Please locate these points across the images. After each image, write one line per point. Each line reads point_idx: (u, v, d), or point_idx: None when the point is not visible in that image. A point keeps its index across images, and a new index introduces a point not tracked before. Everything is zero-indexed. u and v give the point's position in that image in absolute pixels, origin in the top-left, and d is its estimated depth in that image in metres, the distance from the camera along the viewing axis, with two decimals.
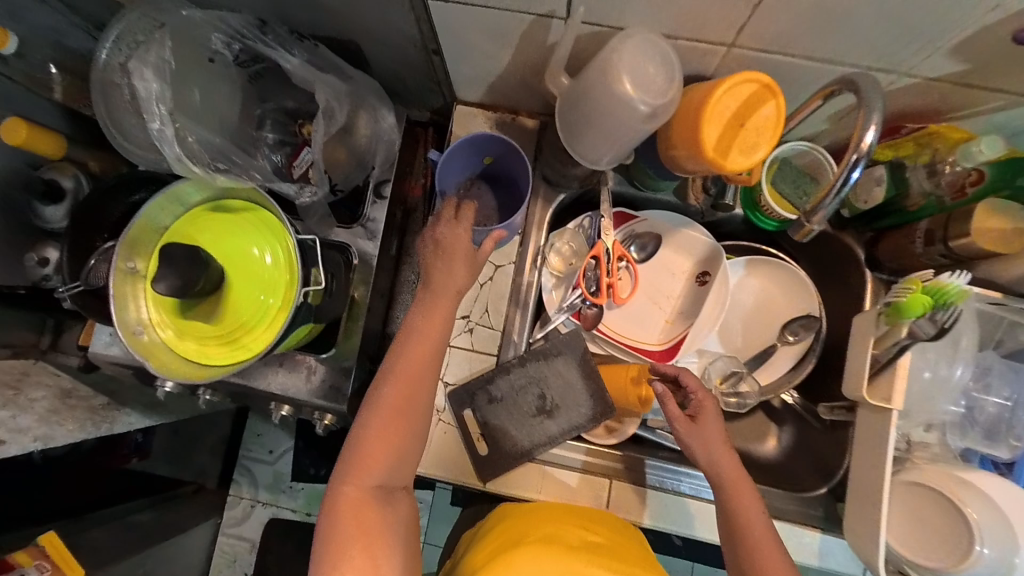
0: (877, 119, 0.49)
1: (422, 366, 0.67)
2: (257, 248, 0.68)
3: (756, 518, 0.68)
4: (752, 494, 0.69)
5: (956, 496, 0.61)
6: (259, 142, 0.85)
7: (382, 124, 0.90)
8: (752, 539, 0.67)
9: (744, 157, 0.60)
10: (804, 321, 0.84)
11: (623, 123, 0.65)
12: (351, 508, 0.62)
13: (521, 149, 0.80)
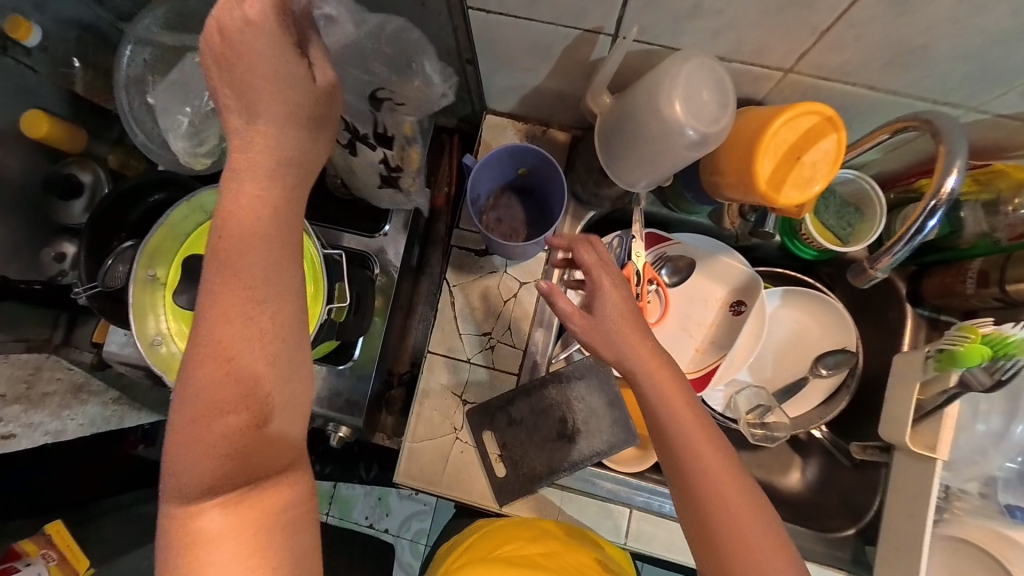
0: (960, 165, 0.51)
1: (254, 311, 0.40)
2: None
3: (709, 460, 0.55)
4: (700, 428, 0.56)
5: (1002, 557, 0.58)
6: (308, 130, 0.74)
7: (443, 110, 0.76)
8: (707, 490, 0.54)
9: (799, 191, 0.57)
10: (840, 355, 0.81)
11: (667, 149, 0.61)
12: (189, 539, 0.39)
13: (558, 163, 0.78)
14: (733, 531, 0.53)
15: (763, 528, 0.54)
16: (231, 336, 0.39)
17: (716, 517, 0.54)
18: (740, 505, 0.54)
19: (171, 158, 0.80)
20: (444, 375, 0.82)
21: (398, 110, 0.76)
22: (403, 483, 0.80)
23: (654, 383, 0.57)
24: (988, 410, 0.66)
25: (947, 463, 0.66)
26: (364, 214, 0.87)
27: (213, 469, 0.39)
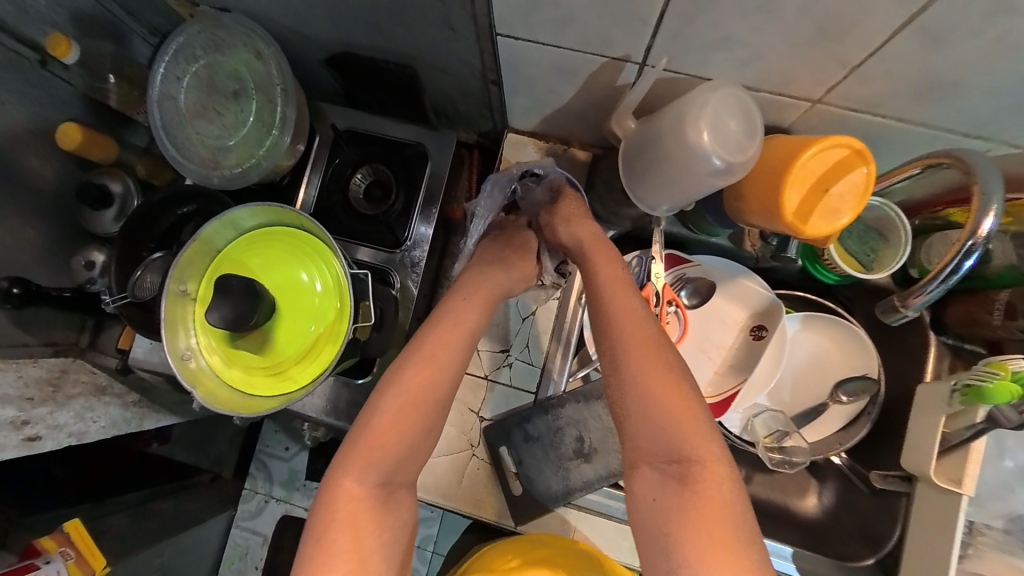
0: (998, 208, 0.51)
1: (435, 381, 0.64)
2: (306, 274, 0.66)
3: (642, 347, 0.62)
4: (646, 325, 0.63)
5: None
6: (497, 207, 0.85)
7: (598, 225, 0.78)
8: (638, 372, 0.61)
9: (826, 222, 0.57)
10: (860, 382, 0.80)
11: (692, 175, 0.62)
12: (334, 512, 0.60)
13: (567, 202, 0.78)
14: (657, 407, 0.59)
15: (685, 411, 0.59)
16: (427, 392, 0.64)
17: (641, 393, 0.60)
18: (669, 390, 0.60)
19: (202, 172, 0.81)
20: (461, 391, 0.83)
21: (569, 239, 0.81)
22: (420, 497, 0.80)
23: (608, 286, 0.66)
24: (1016, 446, 0.64)
25: (972, 499, 0.65)
26: (384, 227, 0.88)
27: (381, 457, 0.62)
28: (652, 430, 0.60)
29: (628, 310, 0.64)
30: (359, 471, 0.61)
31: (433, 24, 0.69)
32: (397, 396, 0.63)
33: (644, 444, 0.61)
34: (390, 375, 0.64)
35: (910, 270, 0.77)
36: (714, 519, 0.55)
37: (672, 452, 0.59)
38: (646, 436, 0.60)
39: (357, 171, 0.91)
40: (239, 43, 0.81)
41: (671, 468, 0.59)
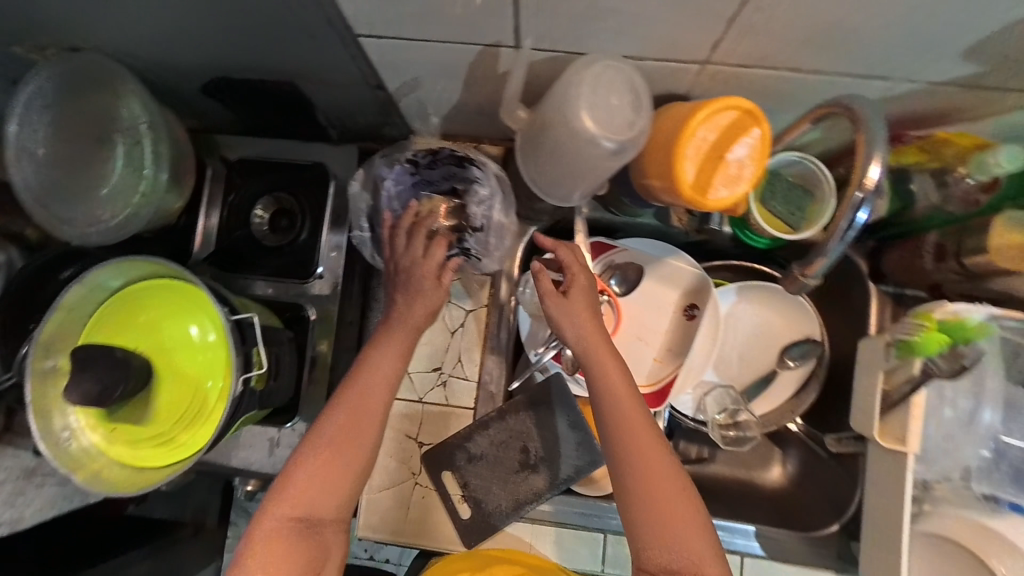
0: (881, 155, 0.50)
1: (357, 443, 0.60)
2: (185, 327, 0.59)
3: (652, 471, 0.60)
4: (657, 447, 0.61)
5: (978, 549, 0.54)
6: (395, 169, 0.77)
7: (480, 192, 0.75)
8: (644, 503, 0.59)
9: (728, 191, 0.53)
10: (805, 345, 0.77)
11: (587, 160, 0.58)
12: (261, 550, 0.56)
13: (472, 159, 0.75)
14: (664, 531, 0.58)
15: (692, 535, 0.58)
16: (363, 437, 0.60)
17: (648, 516, 0.59)
18: (675, 513, 0.59)
19: (80, 232, 0.74)
20: (398, 418, 0.78)
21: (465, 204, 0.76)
22: (368, 536, 0.76)
23: (622, 405, 0.61)
24: (957, 395, 0.60)
25: (919, 457, 0.61)
26: (293, 259, 0.82)
27: (311, 496, 0.58)
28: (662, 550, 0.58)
29: (635, 433, 0.61)
30: (282, 505, 0.58)
31: (292, 32, 0.62)
32: (321, 445, 0.59)
33: (650, 558, 0.59)
34: (322, 421, 0.61)
35: None
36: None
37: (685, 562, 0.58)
38: (655, 554, 0.59)
39: (257, 205, 0.84)
40: (99, 83, 0.74)
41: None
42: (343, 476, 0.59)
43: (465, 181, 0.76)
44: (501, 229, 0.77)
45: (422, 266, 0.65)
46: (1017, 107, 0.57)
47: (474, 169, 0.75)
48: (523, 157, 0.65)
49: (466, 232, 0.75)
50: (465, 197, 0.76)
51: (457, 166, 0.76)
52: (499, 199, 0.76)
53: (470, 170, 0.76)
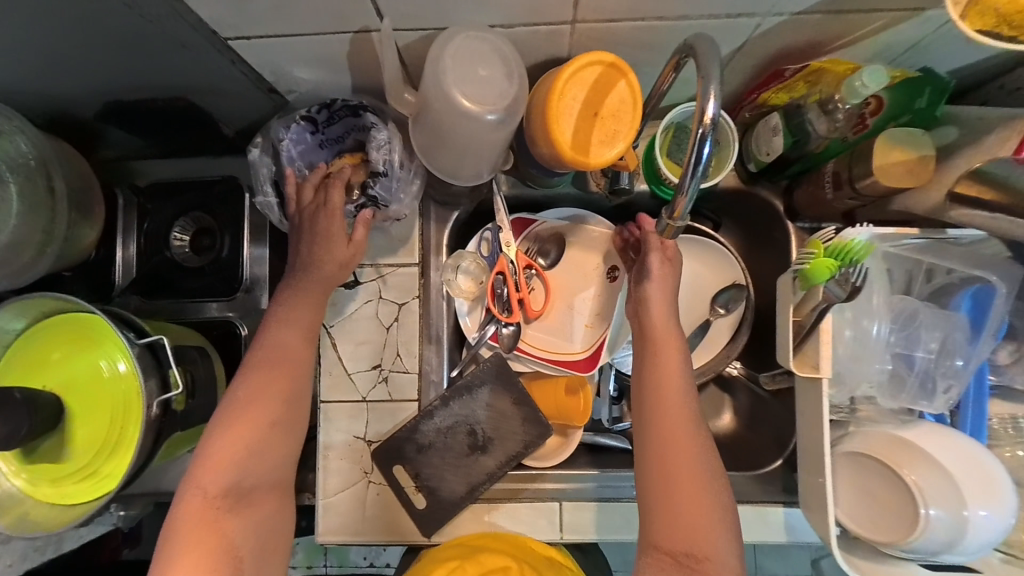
0: (716, 89, 0.45)
1: (275, 403, 0.59)
2: (89, 359, 0.57)
3: (681, 455, 0.58)
4: (689, 438, 0.59)
5: (893, 460, 0.56)
6: (287, 126, 0.67)
7: (379, 137, 0.66)
8: (666, 484, 0.58)
9: (606, 148, 0.53)
10: (731, 292, 0.79)
11: (472, 135, 0.57)
12: (186, 528, 0.54)
13: (369, 109, 0.67)
14: (682, 514, 0.57)
15: (709, 524, 0.56)
16: (280, 395, 0.59)
17: (668, 500, 0.57)
18: (693, 498, 0.57)
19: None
20: (344, 421, 0.78)
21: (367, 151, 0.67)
22: (329, 541, 0.76)
23: (669, 382, 0.61)
24: (865, 315, 0.60)
25: (833, 380, 0.61)
26: (217, 277, 0.80)
27: (233, 464, 0.56)
28: (676, 534, 0.56)
29: (667, 424, 0.60)
30: (199, 478, 0.55)
31: (163, 44, 0.60)
32: (239, 406, 0.58)
33: (662, 539, 0.56)
34: (234, 385, 0.58)
35: (750, 165, 0.75)
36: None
37: (695, 549, 0.55)
38: (667, 538, 0.56)
39: (174, 227, 0.81)
40: None
41: (687, 565, 0.55)
42: (268, 438, 0.58)
43: (364, 131, 0.68)
44: (407, 173, 0.68)
45: (327, 215, 0.62)
46: (884, 27, 0.58)
47: (371, 116, 0.67)
48: (416, 129, 0.63)
49: (369, 180, 0.67)
50: (366, 146, 0.67)
51: (354, 117, 0.67)
52: (398, 140, 0.67)
53: (367, 118, 0.67)
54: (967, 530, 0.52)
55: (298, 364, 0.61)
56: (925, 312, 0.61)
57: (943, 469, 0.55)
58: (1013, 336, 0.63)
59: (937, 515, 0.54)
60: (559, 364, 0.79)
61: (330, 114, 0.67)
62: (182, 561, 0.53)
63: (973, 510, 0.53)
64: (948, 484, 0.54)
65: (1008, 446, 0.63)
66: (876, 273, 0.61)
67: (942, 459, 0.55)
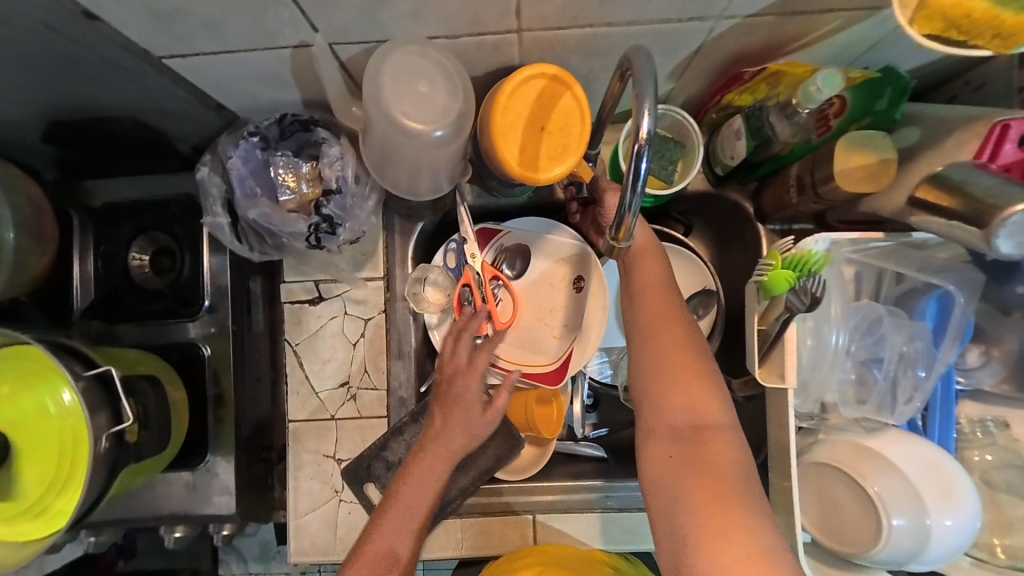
0: (649, 103, 0.43)
1: (445, 466, 0.65)
2: (31, 397, 0.55)
3: (670, 333, 0.60)
4: (674, 309, 0.61)
5: (856, 472, 0.56)
6: (237, 143, 0.65)
7: (331, 152, 0.65)
8: (656, 358, 0.59)
9: (554, 163, 0.51)
10: (699, 297, 0.78)
11: (421, 151, 0.56)
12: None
13: (319, 124, 0.65)
14: (675, 385, 0.57)
15: (703, 389, 0.57)
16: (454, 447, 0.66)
17: (659, 373, 0.58)
18: (686, 368, 0.58)
19: None
20: (313, 440, 0.77)
21: (319, 167, 0.65)
22: (301, 561, 0.76)
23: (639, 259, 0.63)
24: (823, 323, 0.60)
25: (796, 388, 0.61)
26: (177, 298, 0.78)
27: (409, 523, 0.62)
28: (676, 408, 0.57)
29: (651, 307, 0.61)
30: (382, 533, 0.62)
31: (97, 67, 0.58)
32: (431, 456, 0.65)
33: (662, 416, 0.57)
34: (423, 436, 0.67)
35: (716, 168, 0.73)
36: (715, 487, 0.52)
37: (695, 421, 0.56)
38: (670, 416, 0.57)
39: (132, 248, 0.78)
40: None
41: (692, 435, 0.56)
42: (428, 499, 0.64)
43: (316, 146, 0.66)
44: (362, 188, 0.66)
45: (463, 381, 0.68)
46: (841, 27, 0.56)
47: (322, 131, 0.65)
48: (365, 148, 0.61)
49: (322, 199, 0.65)
50: (318, 163, 0.66)
51: (305, 131, 0.66)
52: (350, 155, 0.64)
53: (317, 132, 0.65)
54: (932, 540, 0.52)
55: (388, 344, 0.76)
56: (888, 319, 0.60)
57: (903, 475, 0.55)
58: (980, 337, 0.63)
59: (900, 524, 0.53)
60: (529, 376, 0.77)
61: (280, 128, 0.65)
62: None
63: (938, 520, 0.52)
64: (907, 490, 0.54)
65: (978, 448, 0.63)
66: (834, 278, 0.61)
67: (902, 465, 0.55)
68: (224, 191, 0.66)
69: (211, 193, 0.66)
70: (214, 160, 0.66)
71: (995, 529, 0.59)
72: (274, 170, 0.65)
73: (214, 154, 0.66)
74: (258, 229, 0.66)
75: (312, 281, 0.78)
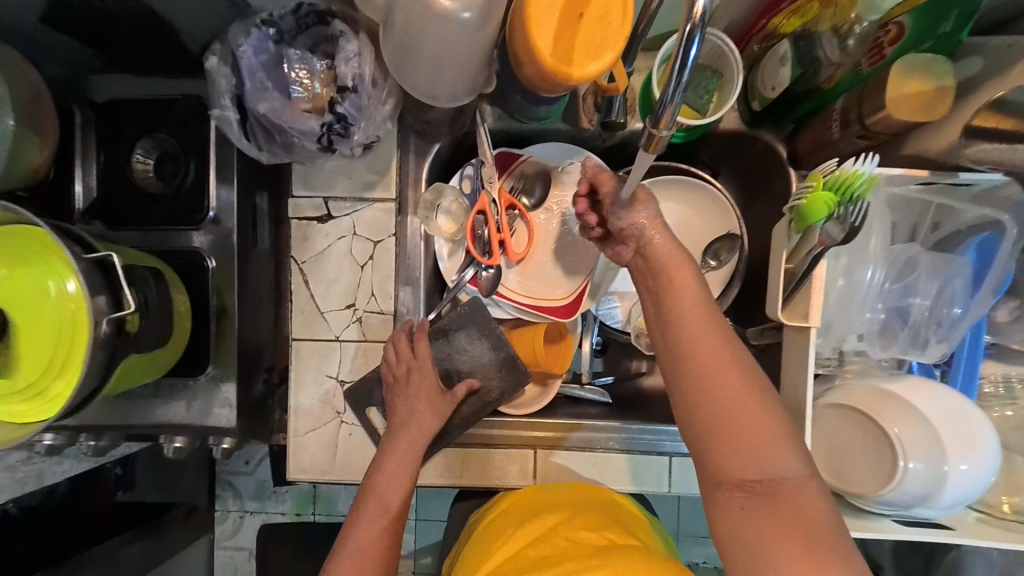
0: None
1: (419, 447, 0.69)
2: (31, 276, 0.54)
3: (725, 375, 0.50)
4: (722, 338, 0.51)
5: (877, 414, 0.54)
6: (248, 31, 0.61)
7: (348, 48, 0.61)
8: (718, 407, 0.49)
9: (589, 59, 0.48)
10: (722, 241, 0.75)
11: (450, 42, 0.53)
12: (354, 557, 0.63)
13: (337, 17, 0.62)
14: (742, 438, 0.48)
15: (771, 437, 0.48)
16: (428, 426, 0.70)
17: (725, 426, 0.49)
18: (751, 414, 0.49)
19: None
20: (315, 360, 0.75)
21: (334, 65, 0.62)
22: (299, 479, 0.76)
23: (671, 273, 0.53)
24: (857, 262, 0.57)
25: (822, 329, 0.58)
26: (181, 206, 0.75)
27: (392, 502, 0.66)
28: (743, 465, 0.48)
29: (702, 338, 0.50)
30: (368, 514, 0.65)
31: None
32: (400, 433, 0.69)
33: (730, 473, 0.49)
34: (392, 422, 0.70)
35: (752, 104, 0.70)
36: (807, 537, 0.46)
37: (767, 476, 0.48)
38: (736, 473, 0.49)
39: (135, 149, 0.76)
40: None
41: (765, 493, 0.48)
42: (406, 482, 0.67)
43: (332, 41, 0.63)
44: (379, 91, 0.62)
45: (421, 368, 0.71)
46: None
47: (338, 23, 0.62)
48: (385, 44, 0.58)
49: (337, 97, 0.62)
50: (334, 58, 0.62)
51: (321, 24, 0.62)
52: (367, 52, 0.61)
53: (334, 26, 0.62)
54: (946, 484, 0.51)
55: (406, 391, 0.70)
56: (924, 262, 0.57)
57: (923, 420, 0.52)
58: (1014, 292, 0.59)
59: (916, 468, 0.51)
60: (540, 309, 0.75)
61: (298, 17, 0.62)
62: None
63: (955, 466, 0.51)
64: (927, 436, 0.52)
65: (998, 405, 0.61)
66: (873, 215, 0.57)
67: (924, 411, 0.53)
68: (234, 85, 0.63)
69: (219, 87, 0.63)
70: (223, 50, 0.62)
71: (1005, 487, 0.58)
72: (289, 65, 0.62)
73: (223, 44, 0.63)
74: (266, 126, 0.63)
75: (321, 197, 0.75)
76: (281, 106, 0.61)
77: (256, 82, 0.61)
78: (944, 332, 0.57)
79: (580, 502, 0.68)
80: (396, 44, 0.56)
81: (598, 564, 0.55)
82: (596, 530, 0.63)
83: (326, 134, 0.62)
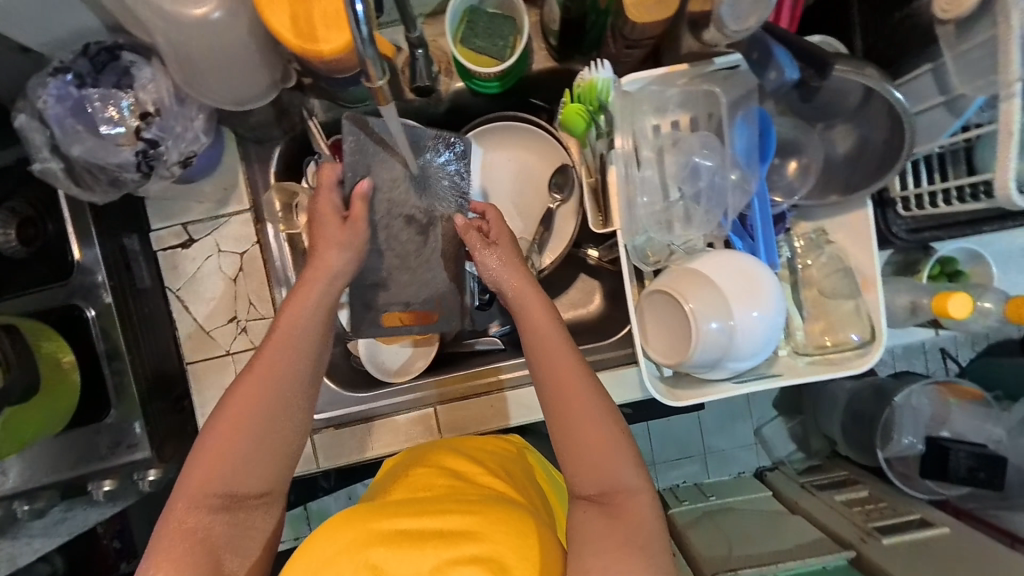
0: None
1: (306, 322, 0.57)
2: None
3: (579, 411, 0.58)
4: (580, 379, 0.59)
5: (677, 293, 0.58)
6: (42, 81, 0.64)
7: (142, 74, 0.65)
8: (570, 435, 0.58)
9: (328, 31, 0.53)
10: (560, 175, 0.81)
11: (228, 43, 0.58)
12: (208, 456, 0.53)
13: (125, 49, 0.65)
14: (589, 456, 0.58)
15: (611, 457, 0.57)
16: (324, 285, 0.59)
17: (574, 449, 0.58)
18: (597, 442, 0.58)
19: None
20: (217, 376, 0.79)
21: (132, 91, 0.65)
22: None
23: (534, 326, 0.62)
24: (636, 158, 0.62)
25: (627, 228, 0.62)
26: (49, 263, 0.77)
27: (277, 388, 0.55)
28: (587, 478, 0.58)
29: (557, 378, 0.59)
30: (235, 405, 0.54)
31: None
32: (294, 302, 0.58)
33: (579, 487, 0.58)
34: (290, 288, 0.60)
35: (551, 40, 0.74)
36: (627, 544, 0.54)
37: (607, 487, 0.57)
38: (580, 484, 0.58)
39: None
40: None
41: (602, 502, 0.57)
42: (292, 356, 0.56)
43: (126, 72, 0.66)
44: (187, 109, 0.66)
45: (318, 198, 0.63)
46: None
47: (127, 54, 0.65)
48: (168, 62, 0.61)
49: (144, 122, 0.65)
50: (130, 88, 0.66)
51: (111, 58, 0.65)
52: (161, 73, 0.65)
53: (123, 57, 0.65)
54: (736, 332, 0.57)
55: (325, 276, 0.59)
56: (694, 143, 0.62)
57: (715, 289, 0.57)
58: (791, 150, 0.64)
59: (717, 327, 0.56)
60: None
61: (86, 56, 0.65)
62: (191, 483, 0.52)
63: (745, 313, 0.57)
64: (720, 300, 0.57)
65: (802, 256, 0.67)
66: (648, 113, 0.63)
67: (718, 283, 0.57)
68: (49, 134, 0.66)
69: (35, 141, 0.66)
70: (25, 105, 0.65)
71: (824, 329, 0.64)
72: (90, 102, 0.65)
73: (24, 100, 0.65)
74: (89, 167, 0.66)
75: (179, 224, 0.78)
76: (96, 142, 0.64)
77: (67, 126, 0.64)
78: (719, 199, 0.62)
79: (460, 453, 0.69)
80: (173, 57, 0.59)
81: (476, 509, 0.56)
82: (477, 477, 0.64)
83: (145, 160, 0.66)
